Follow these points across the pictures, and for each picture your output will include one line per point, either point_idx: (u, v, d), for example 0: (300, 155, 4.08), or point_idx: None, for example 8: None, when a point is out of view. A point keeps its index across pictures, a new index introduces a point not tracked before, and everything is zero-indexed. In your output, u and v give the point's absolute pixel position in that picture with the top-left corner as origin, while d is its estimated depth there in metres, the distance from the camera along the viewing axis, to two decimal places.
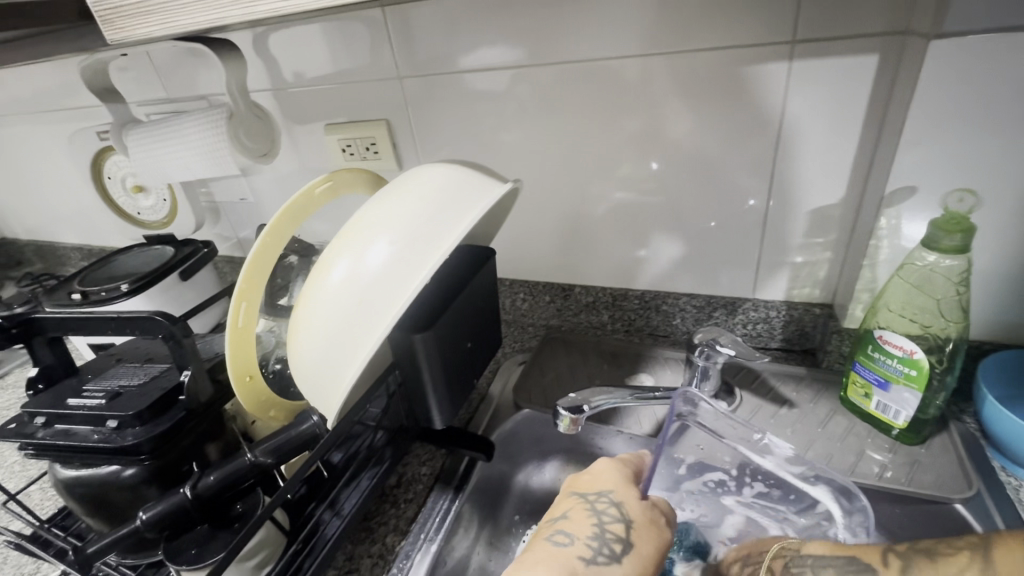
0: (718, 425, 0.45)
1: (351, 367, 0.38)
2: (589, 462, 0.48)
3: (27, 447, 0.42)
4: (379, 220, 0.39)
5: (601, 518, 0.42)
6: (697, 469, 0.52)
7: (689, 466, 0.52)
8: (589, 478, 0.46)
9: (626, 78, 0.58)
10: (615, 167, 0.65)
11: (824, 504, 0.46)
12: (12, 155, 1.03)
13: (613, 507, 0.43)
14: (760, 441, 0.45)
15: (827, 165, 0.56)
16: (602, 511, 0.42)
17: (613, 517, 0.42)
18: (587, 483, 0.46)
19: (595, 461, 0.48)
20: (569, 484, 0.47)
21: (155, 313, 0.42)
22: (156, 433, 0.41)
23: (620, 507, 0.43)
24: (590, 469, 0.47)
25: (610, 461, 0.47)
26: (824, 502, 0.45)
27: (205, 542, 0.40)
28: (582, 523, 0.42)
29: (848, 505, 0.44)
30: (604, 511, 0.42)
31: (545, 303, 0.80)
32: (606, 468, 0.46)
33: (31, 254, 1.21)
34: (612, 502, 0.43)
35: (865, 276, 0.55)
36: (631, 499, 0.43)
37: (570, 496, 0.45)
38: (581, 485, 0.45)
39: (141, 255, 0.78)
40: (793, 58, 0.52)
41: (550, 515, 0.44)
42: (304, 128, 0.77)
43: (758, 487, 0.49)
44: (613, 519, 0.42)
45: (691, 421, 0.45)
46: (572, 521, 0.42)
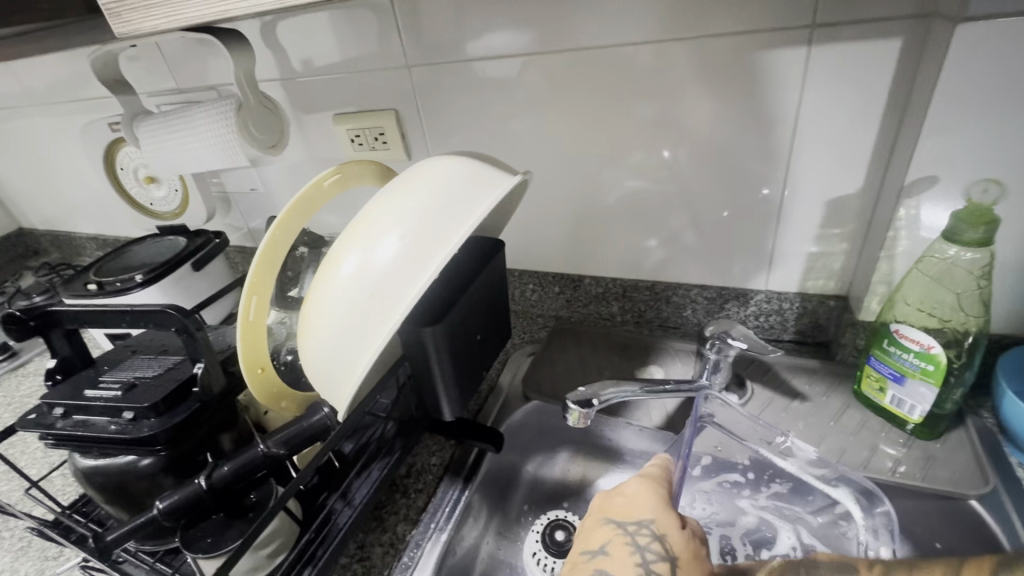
0: (740, 427, 0.54)
1: (361, 363, 0.38)
2: (621, 486, 0.46)
3: (47, 437, 0.43)
4: (389, 214, 0.39)
5: (645, 556, 0.40)
6: (713, 470, 0.56)
7: (706, 467, 0.56)
8: (625, 506, 0.43)
9: (638, 66, 0.57)
10: (627, 157, 0.64)
11: (844, 505, 0.49)
12: (28, 146, 1.04)
13: (655, 542, 0.40)
14: (781, 444, 0.50)
15: (845, 155, 0.55)
16: (645, 547, 0.40)
17: (657, 554, 0.40)
18: (623, 509, 0.43)
19: (627, 485, 0.45)
20: (600, 511, 0.45)
21: (167, 307, 0.42)
22: (171, 424, 0.42)
23: (663, 541, 0.40)
24: (625, 494, 0.45)
25: (644, 485, 0.45)
26: (844, 503, 0.49)
27: (221, 531, 0.41)
28: (625, 561, 0.39)
29: (868, 507, 0.48)
30: (646, 546, 0.40)
31: (555, 294, 0.79)
32: (641, 494, 0.44)
33: (48, 244, 1.23)
34: (655, 536, 0.41)
35: (882, 268, 0.54)
36: (673, 533, 0.41)
37: (606, 526, 0.43)
38: (619, 513, 0.43)
39: (154, 246, 0.79)
40: (812, 43, 0.50)
41: (584, 548, 0.42)
42: (313, 118, 0.76)
43: (774, 488, 0.54)
44: (657, 556, 0.39)
45: (710, 422, 0.55)
46: (612, 558, 0.40)
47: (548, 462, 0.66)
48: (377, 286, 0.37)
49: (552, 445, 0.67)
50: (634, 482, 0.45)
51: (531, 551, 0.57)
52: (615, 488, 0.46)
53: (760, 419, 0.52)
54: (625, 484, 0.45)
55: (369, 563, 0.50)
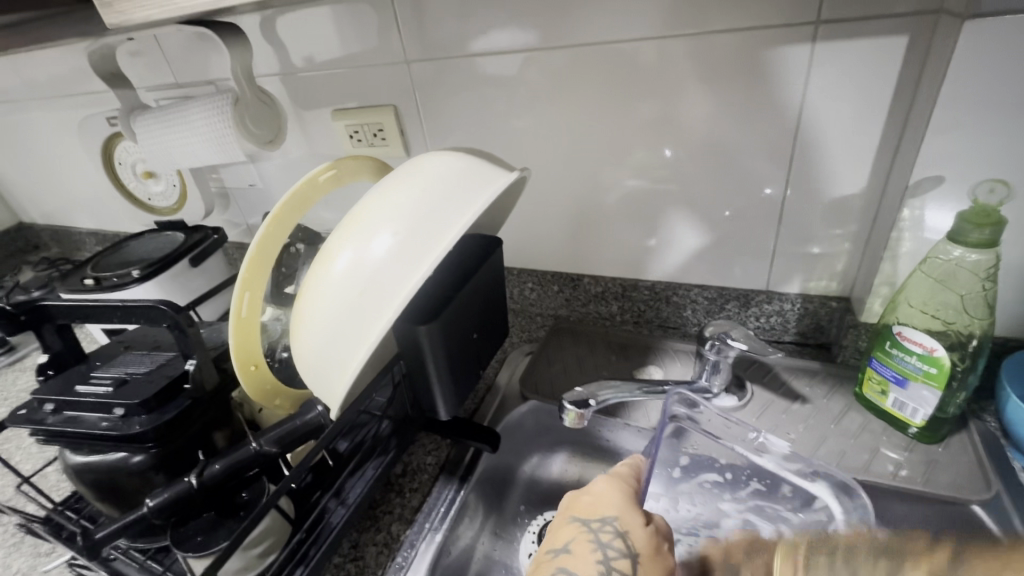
0: (715, 426, 0.54)
1: (352, 360, 0.37)
2: (589, 486, 0.46)
3: (37, 433, 0.43)
4: (383, 209, 0.39)
5: (606, 552, 0.39)
6: (693, 470, 0.53)
7: (685, 467, 0.54)
8: (593, 504, 0.44)
9: (636, 63, 0.57)
10: (626, 155, 0.63)
11: (823, 501, 0.48)
12: (27, 140, 1.04)
13: (618, 539, 0.40)
14: (755, 441, 0.52)
15: (849, 155, 0.54)
16: (608, 543, 0.40)
17: (619, 551, 0.40)
18: (590, 507, 0.44)
19: (595, 483, 0.46)
20: (568, 509, 0.45)
21: (160, 302, 0.42)
22: (162, 421, 0.41)
23: (625, 538, 0.40)
24: (592, 494, 0.45)
25: (609, 484, 0.45)
26: (824, 498, 0.48)
27: (211, 530, 0.41)
28: (587, 559, 0.39)
29: (847, 502, 0.47)
30: (608, 543, 0.40)
31: (554, 293, 0.79)
32: (607, 491, 0.45)
33: (48, 238, 1.23)
34: (617, 532, 0.41)
35: (885, 270, 0.53)
36: (635, 528, 0.41)
37: (572, 525, 0.42)
38: (585, 512, 0.43)
39: (151, 241, 0.78)
40: (816, 40, 0.49)
41: (550, 547, 0.42)
42: (311, 114, 0.76)
43: (753, 486, 0.51)
44: (616, 552, 0.39)
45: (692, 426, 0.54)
46: (574, 556, 0.40)
47: (546, 462, 0.66)
48: (369, 282, 0.37)
49: (549, 445, 0.66)
50: (602, 480, 0.46)
51: (527, 552, 0.56)
52: (584, 487, 0.46)
53: (733, 416, 0.54)
54: (593, 483, 0.46)
55: (363, 563, 0.49)
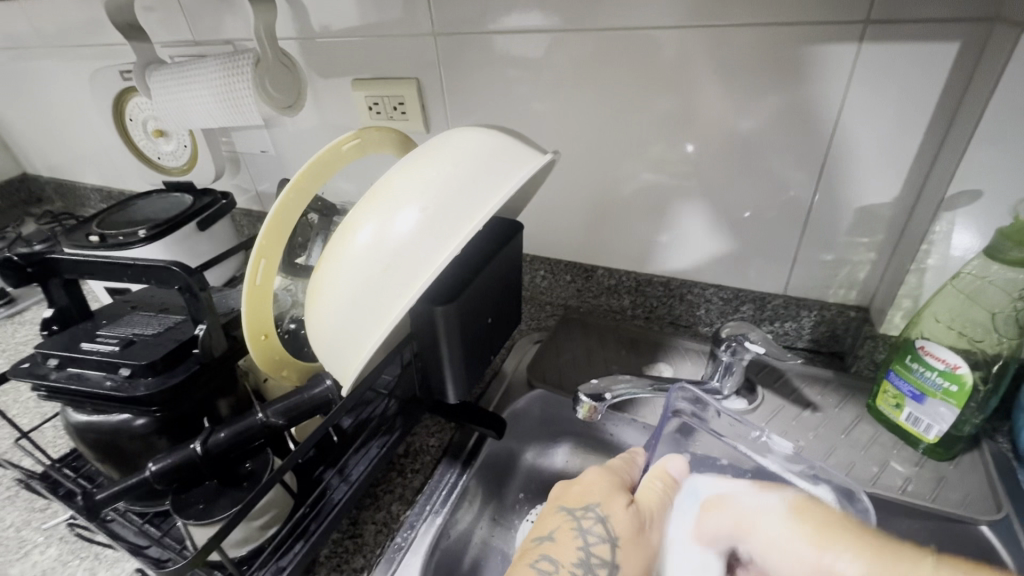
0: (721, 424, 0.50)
1: (370, 337, 0.36)
2: (580, 475, 0.45)
3: (39, 389, 0.41)
4: (412, 183, 0.37)
5: (587, 538, 0.39)
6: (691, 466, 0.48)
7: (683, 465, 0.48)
8: (581, 491, 0.43)
9: (672, 52, 0.55)
10: (650, 146, 0.61)
11: (825, 504, 0.44)
12: (34, 88, 1.01)
13: (598, 525, 0.40)
14: (759, 438, 0.49)
15: (885, 161, 0.52)
16: (588, 529, 0.40)
17: (600, 536, 0.39)
18: (577, 495, 0.43)
19: (586, 473, 0.45)
20: (557, 497, 0.44)
21: (171, 263, 0.41)
22: (168, 385, 0.40)
23: (607, 523, 0.40)
24: (581, 482, 0.44)
25: (598, 471, 0.44)
26: (825, 501, 0.44)
27: (213, 498, 0.39)
28: (567, 545, 0.39)
29: (849, 505, 0.44)
30: (589, 529, 0.40)
31: (565, 282, 0.77)
32: (595, 479, 0.43)
33: (52, 191, 1.22)
34: (599, 518, 0.40)
35: (910, 282, 0.52)
36: (618, 512, 0.40)
37: (558, 513, 0.42)
38: (570, 500, 0.42)
39: (158, 202, 0.77)
40: (864, 40, 0.47)
41: (535, 534, 0.41)
42: (328, 82, 0.73)
43: None
44: (596, 533, 0.39)
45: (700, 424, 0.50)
46: (557, 543, 0.40)
47: (547, 452, 0.65)
48: (394, 258, 0.36)
49: (552, 435, 0.66)
50: (595, 469, 0.45)
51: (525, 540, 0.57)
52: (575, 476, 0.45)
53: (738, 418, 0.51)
54: (584, 472, 0.44)
55: (362, 541, 0.49)
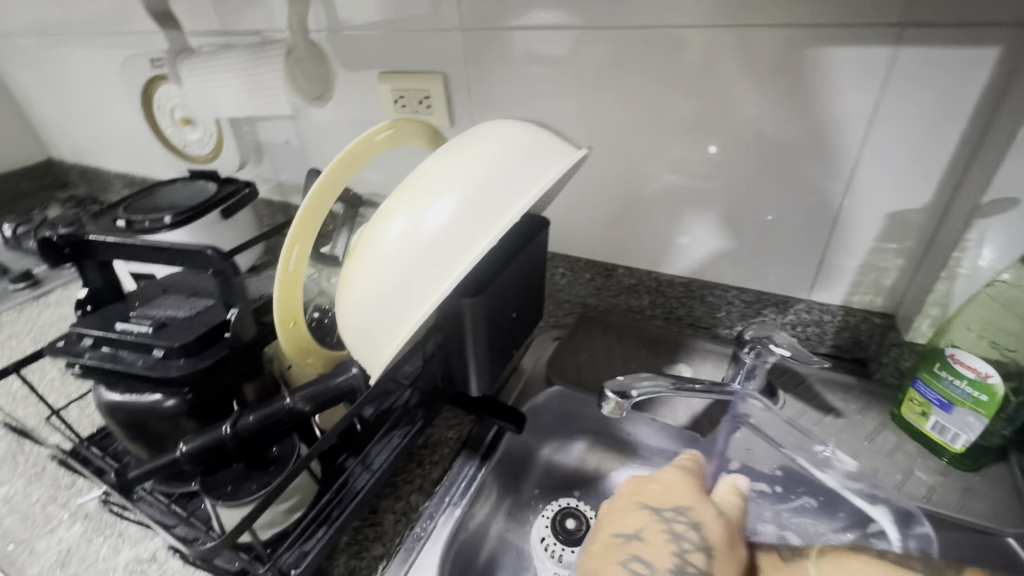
0: (774, 429, 0.53)
1: (405, 325, 0.36)
2: (655, 475, 0.44)
3: (75, 366, 0.42)
4: (449, 173, 0.37)
5: (681, 544, 0.37)
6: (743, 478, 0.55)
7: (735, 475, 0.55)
8: (663, 493, 0.42)
9: (702, 50, 0.54)
10: (677, 146, 0.61)
11: (879, 525, 0.47)
12: (64, 74, 1.03)
13: (692, 530, 0.38)
14: (821, 454, 0.49)
15: (917, 166, 0.51)
16: (683, 534, 0.38)
17: (694, 542, 0.37)
18: (660, 496, 0.41)
19: (661, 474, 0.44)
20: (635, 495, 0.42)
21: (207, 247, 0.41)
22: (200, 367, 0.40)
23: (700, 529, 0.38)
24: (660, 483, 0.43)
25: (677, 473, 0.44)
26: (880, 522, 0.47)
27: (240, 481, 0.40)
28: (661, 547, 0.37)
29: (904, 529, 0.46)
30: (683, 534, 0.38)
31: (585, 280, 0.76)
32: (677, 482, 0.42)
33: (76, 177, 1.23)
34: (691, 523, 0.39)
35: (939, 290, 0.52)
36: (710, 518, 0.39)
37: (641, 512, 0.40)
38: (654, 500, 0.41)
39: (184, 189, 0.78)
40: (900, 43, 0.47)
41: (617, 530, 0.39)
42: (353, 76, 0.74)
43: (799, 501, 0.52)
44: (690, 534, 0.38)
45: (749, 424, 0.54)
46: (646, 544, 0.37)
47: (565, 448, 0.66)
48: (432, 246, 0.36)
49: (569, 432, 0.66)
50: (670, 470, 0.44)
51: (541, 536, 0.56)
52: (650, 476, 0.44)
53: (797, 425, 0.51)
54: (661, 473, 0.44)
55: (381, 530, 0.49)
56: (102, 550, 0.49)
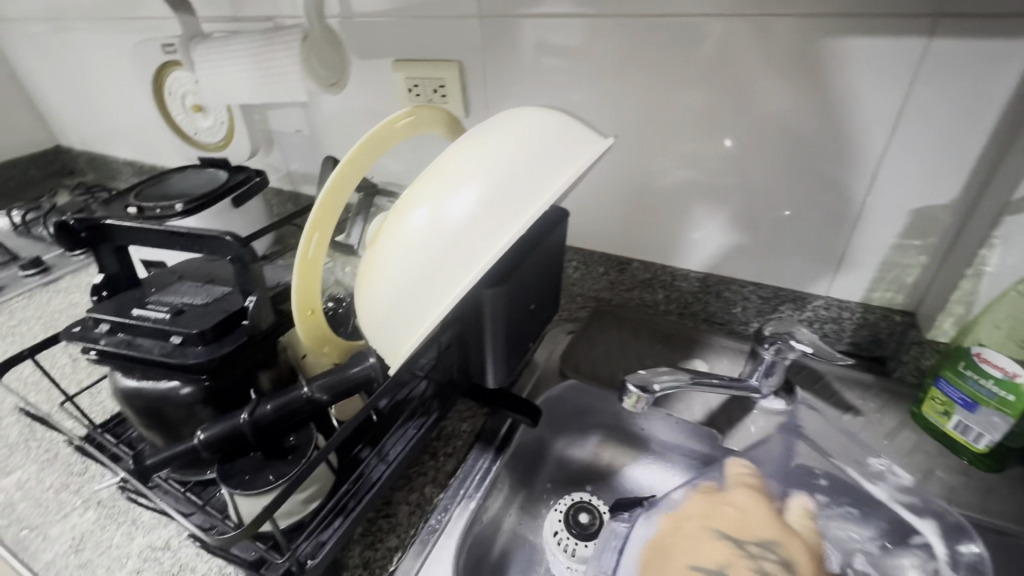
0: (828, 441, 0.54)
1: (428, 316, 0.36)
2: (726, 497, 0.45)
3: (91, 351, 0.42)
4: (474, 162, 0.37)
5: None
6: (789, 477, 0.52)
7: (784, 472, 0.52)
8: (737, 518, 0.42)
9: (725, 40, 0.53)
10: (697, 138, 0.59)
11: (924, 537, 0.45)
12: (74, 59, 1.02)
13: (779, 564, 0.38)
14: (875, 468, 0.50)
15: (945, 162, 0.50)
16: (771, 567, 0.38)
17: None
18: (739, 526, 0.42)
19: (733, 496, 0.45)
20: (706, 518, 0.43)
21: (225, 234, 0.41)
22: (217, 355, 0.40)
23: (786, 562, 0.39)
24: (733, 506, 0.44)
25: (749, 497, 0.44)
26: (927, 534, 0.45)
27: (258, 470, 0.39)
28: None
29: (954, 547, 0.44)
30: (770, 567, 0.38)
31: (598, 274, 0.75)
32: (751, 509, 0.43)
33: (84, 164, 1.23)
34: (776, 556, 0.39)
35: (964, 288, 0.50)
36: (793, 549, 0.40)
37: (718, 540, 0.41)
38: (730, 526, 0.42)
39: (195, 176, 0.77)
40: (933, 35, 0.45)
41: (695, 562, 0.40)
42: (366, 64, 0.73)
43: (842, 508, 0.49)
44: (773, 561, 0.38)
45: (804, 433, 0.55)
46: None
47: (577, 443, 0.66)
48: (458, 234, 0.35)
49: (582, 427, 0.66)
50: (741, 493, 0.45)
51: (553, 530, 0.55)
52: (720, 498, 0.45)
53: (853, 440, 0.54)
54: (732, 495, 0.45)
55: (396, 521, 0.49)
56: (115, 537, 0.49)
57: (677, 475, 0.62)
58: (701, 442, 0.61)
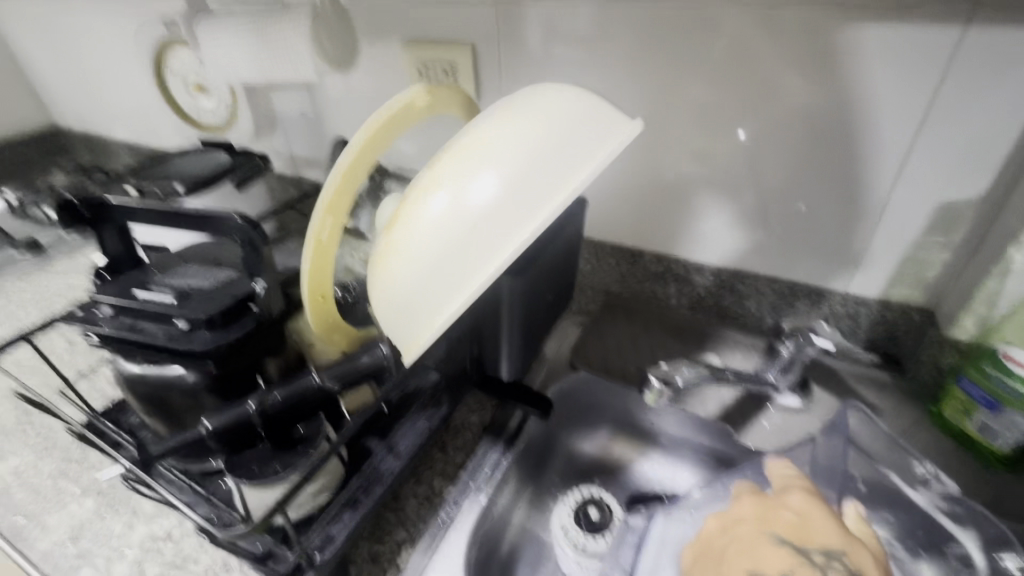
0: (871, 442, 0.50)
1: (451, 302, 0.35)
2: (782, 500, 0.38)
3: (92, 335, 0.40)
4: (499, 142, 0.35)
5: None
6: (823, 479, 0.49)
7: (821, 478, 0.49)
8: (799, 525, 0.36)
9: (755, 25, 0.51)
10: (717, 128, 0.57)
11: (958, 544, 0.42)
12: (71, 36, 0.99)
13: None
14: (920, 474, 0.46)
15: (974, 157, 0.49)
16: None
17: None
18: (802, 532, 0.36)
19: (790, 499, 0.38)
20: (763, 523, 0.37)
21: (235, 215, 0.39)
22: (226, 341, 0.38)
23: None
24: (792, 511, 0.37)
25: (806, 497, 0.38)
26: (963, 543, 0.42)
27: (267, 460, 0.38)
28: None
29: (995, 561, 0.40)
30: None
31: (609, 266, 0.73)
32: (811, 512, 0.37)
33: (80, 145, 1.20)
34: (848, 568, 0.33)
35: (989, 286, 0.49)
36: (867, 564, 0.34)
37: (780, 548, 0.35)
38: (794, 534, 0.36)
39: (196, 159, 0.75)
40: (970, 24, 0.44)
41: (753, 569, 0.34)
42: (374, 47, 0.71)
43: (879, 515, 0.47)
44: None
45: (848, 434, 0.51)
46: None
47: (586, 436, 0.65)
48: (484, 218, 0.34)
49: (591, 420, 0.65)
50: (797, 495, 0.39)
51: (561, 525, 0.54)
52: (776, 501, 0.38)
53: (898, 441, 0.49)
54: (790, 498, 0.38)
55: (405, 515, 0.47)
56: (116, 526, 0.47)
57: (687, 471, 0.61)
58: (712, 437, 0.59)
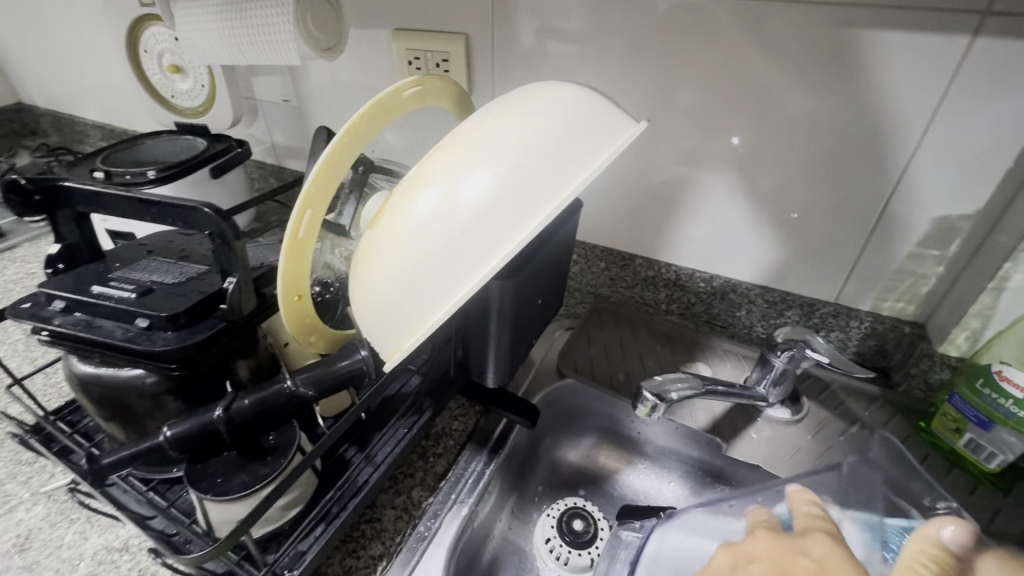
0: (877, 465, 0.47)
1: (436, 308, 0.32)
2: (801, 544, 0.34)
3: (42, 332, 0.37)
4: (495, 139, 0.33)
5: None
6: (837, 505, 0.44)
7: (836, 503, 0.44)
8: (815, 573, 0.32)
9: (758, 28, 0.49)
10: (715, 131, 0.55)
11: None
12: (39, 8, 0.94)
13: None
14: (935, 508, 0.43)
15: (975, 170, 0.48)
16: None
17: None
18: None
19: (810, 544, 0.34)
20: (775, 568, 0.33)
21: (204, 205, 0.36)
22: (190, 343, 0.35)
23: None
24: (812, 557, 0.33)
25: (828, 542, 0.34)
26: None
27: (233, 472, 0.35)
28: None
29: None
30: None
31: (599, 269, 0.71)
32: (832, 558, 0.32)
33: (48, 125, 1.14)
34: None
35: (983, 302, 0.48)
36: None
37: None
38: None
39: (168, 143, 0.71)
40: (978, 34, 0.43)
41: None
42: (362, 33, 0.67)
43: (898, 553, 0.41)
44: None
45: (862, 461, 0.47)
46: None
47: (571, 444, 0.64)
48: (475, 218, 0.31)
49: (577, 427, 0.64)
50: (819, 540, 0.34)
51: (546, 537, 0.53)
52: (794, 545, 0.34)
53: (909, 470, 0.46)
54: (808, 542, 0.34)
55: (381, 527, 0.45)
56: (67, 535, 0.44)
57: (671, 482, 0.60)
58: (698, 448, 0.59)
